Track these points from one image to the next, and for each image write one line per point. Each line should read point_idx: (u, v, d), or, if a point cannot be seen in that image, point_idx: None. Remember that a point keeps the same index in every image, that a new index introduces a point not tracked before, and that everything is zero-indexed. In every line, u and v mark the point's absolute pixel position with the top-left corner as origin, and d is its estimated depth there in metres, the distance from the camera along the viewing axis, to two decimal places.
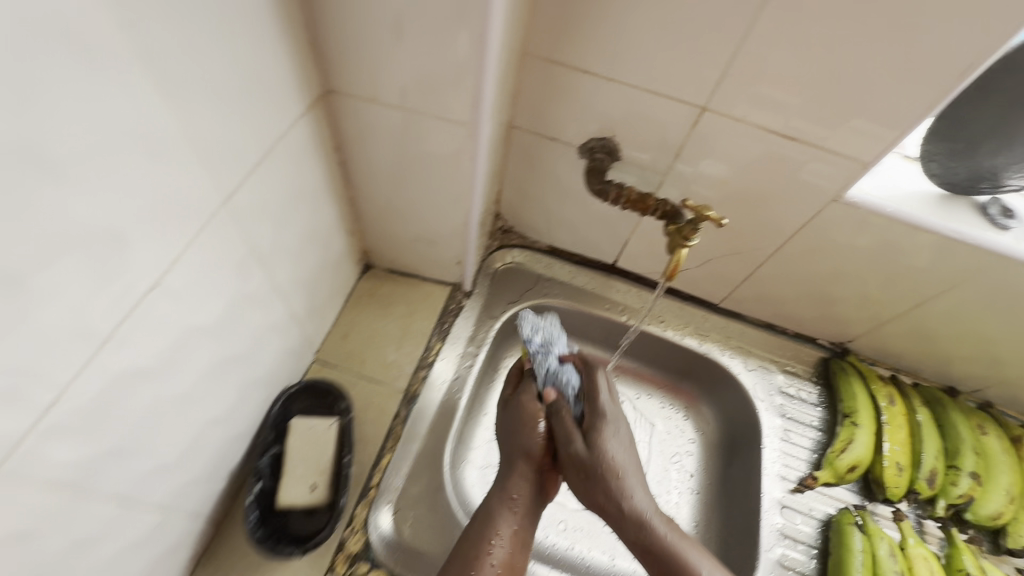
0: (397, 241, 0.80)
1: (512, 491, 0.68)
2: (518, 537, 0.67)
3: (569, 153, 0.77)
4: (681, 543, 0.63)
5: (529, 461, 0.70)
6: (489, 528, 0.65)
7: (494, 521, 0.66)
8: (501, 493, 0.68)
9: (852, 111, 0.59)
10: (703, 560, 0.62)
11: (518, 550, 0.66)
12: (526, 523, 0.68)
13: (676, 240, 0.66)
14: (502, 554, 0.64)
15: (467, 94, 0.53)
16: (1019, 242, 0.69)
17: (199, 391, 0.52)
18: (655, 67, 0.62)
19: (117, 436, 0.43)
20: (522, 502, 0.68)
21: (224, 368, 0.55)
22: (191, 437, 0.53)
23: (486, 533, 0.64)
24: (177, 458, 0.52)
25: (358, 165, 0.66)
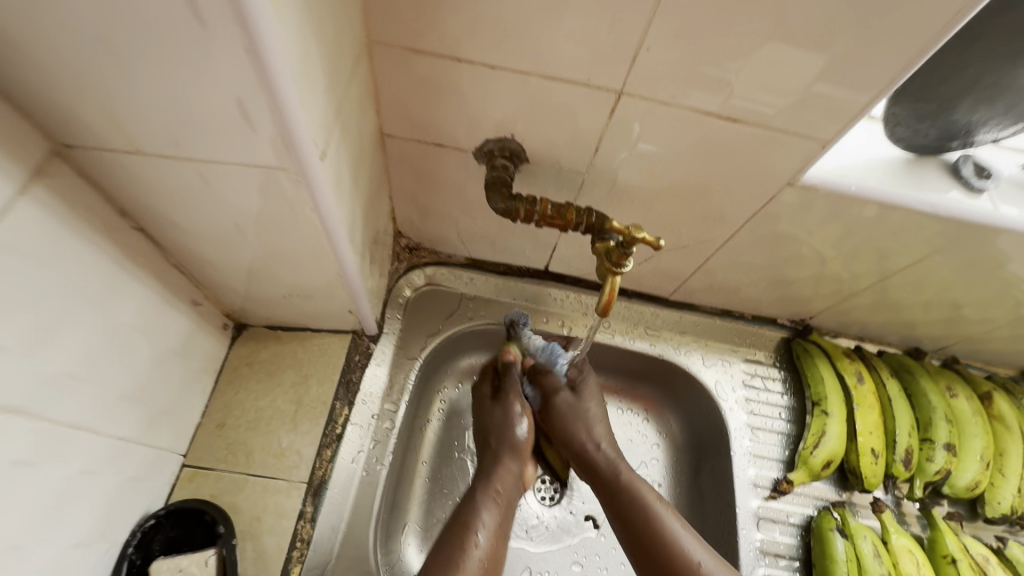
0: (266, 298, 0.62)
1: (498, 483, 0.66)
2: (502, 525, 0.63)
3: (464, 159, 0.61)
4: (662, 510, 0.63)
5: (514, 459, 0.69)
6: (476, 513, 0.62)
7: (480, 507, 0.62)
8: (488, 482, 0.66)
9: (805, 81, 0.46)
10: (684, 532, 0.61)
11: (499, 538, 0.61)
12: (507, 516, 0.64)
13: (604, 268, 0.53)
14: (487, 543, 0.59)
15: (273, 137, 0.36)
16: (995, 204, 0.59)
17: (94, 466, 0.47)
18: (551, 47, 0.46)
19: (66, 506, 0.45)
20: (507, 494, 0.66)
21: (100, 460, 0.48)
22: (99, 511, 0.49)
23: (473, 518, 0.61)
24: (97, 524, 0.49)
25: (169, 228, 0.48)
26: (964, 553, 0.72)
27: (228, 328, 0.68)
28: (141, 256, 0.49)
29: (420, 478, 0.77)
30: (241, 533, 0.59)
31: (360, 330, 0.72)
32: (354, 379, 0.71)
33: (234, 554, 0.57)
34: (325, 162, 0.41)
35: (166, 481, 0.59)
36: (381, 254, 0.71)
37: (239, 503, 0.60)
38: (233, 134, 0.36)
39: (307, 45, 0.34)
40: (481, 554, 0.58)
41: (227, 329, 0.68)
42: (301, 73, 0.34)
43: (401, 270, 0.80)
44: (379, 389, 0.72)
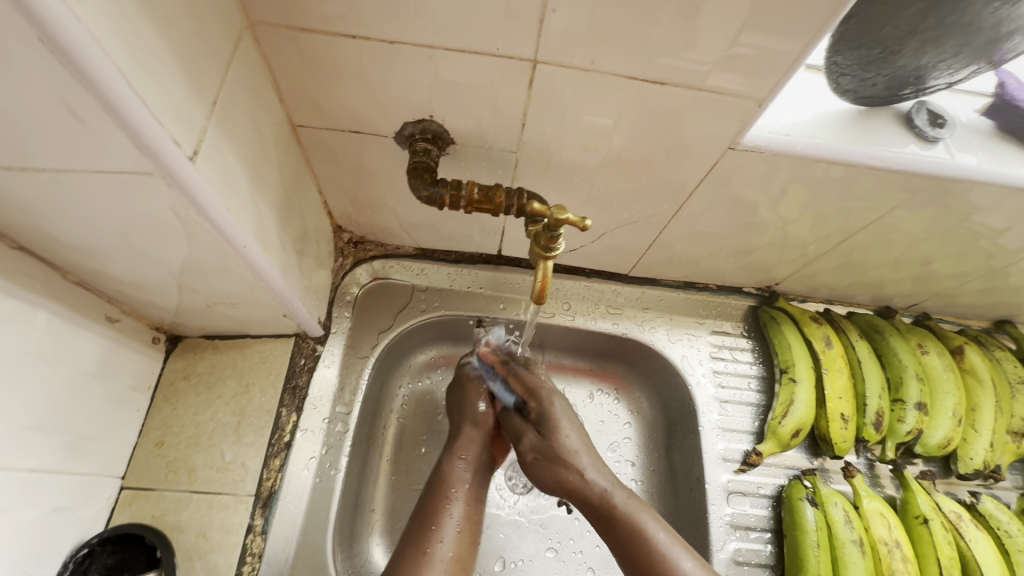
0: (191, 309, 0.59)
1: (462, 451, 0.63)
2: (477, 491, 0.61)
3: (388, 146, 0.57)
4: (629, 504, 0.55)
5: (474, 428, 0.65)
6: (446, 479, 0.60)
7: (449, 473, 0.61)
8: (451, 453, 0.63)
9: (727, 37, 0.43)
10: (673, 548, 0.52)
11: (476, 502, 0.60)
12: (481, 481, 0.62)
13: (535, 252, 0.51)
14: (462, 509, 0.58)
15: (121, 142, 0.32)
16: (951, 154, 0.56)
17: (30, 427, 0.48)
18: (451, 16, 0.43)
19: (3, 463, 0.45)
20: (475, 460, 0.63)
21: (38, 422, 0.49)
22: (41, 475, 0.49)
23: (445, 485, 0.59)
24: (40, 490, 0.49)
25: (58, 244, 0.45)
26: (935, 512, 0.71)
27: (160, 341, 0.65)
28: (27, 277, 0.46)
29: (384, 477, 0.74)
30: (185, 553, 0.56)
31: (304, 333, 0.69)
32: (301, 384, 0.68)
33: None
34: (199, 165, 0.38)
35: (104, 505, 0.57)
36: (317, 252, 0.68)
37: (182, 522, 0.58)
38: (75, 140, 0.32)
39: (136, 34, 0.31)
40: (456, 519, 0.57)
41: (158, 342, 0.64)
42: (134, 67, 0.31)
43: (346, 265, 0.76)
44: (329, 392, 0.68)
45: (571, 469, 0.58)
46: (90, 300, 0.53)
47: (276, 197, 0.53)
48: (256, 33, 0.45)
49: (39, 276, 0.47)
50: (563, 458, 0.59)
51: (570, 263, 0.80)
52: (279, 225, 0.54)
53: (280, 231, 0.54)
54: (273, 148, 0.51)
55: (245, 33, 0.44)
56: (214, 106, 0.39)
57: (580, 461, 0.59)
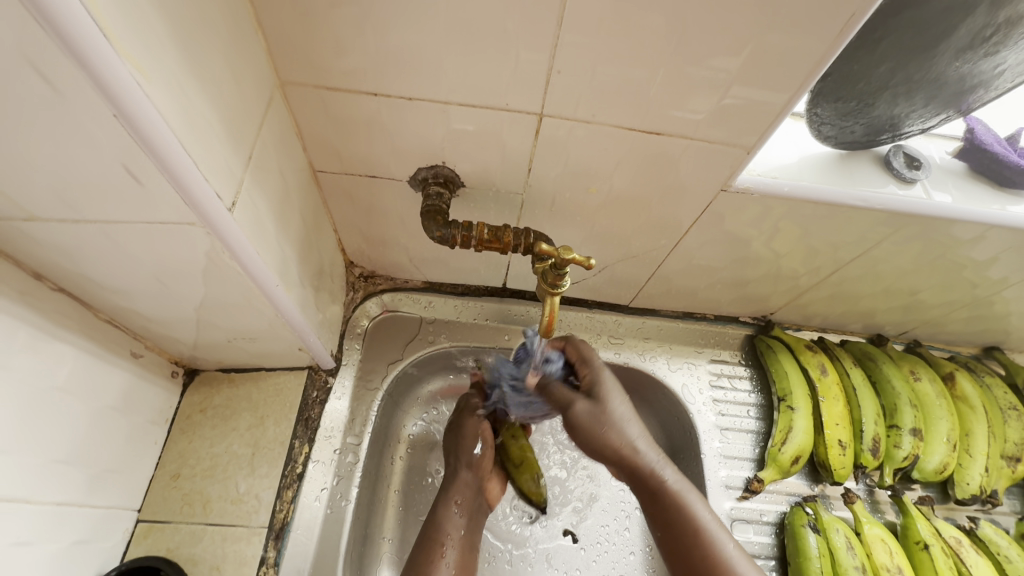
0: (210, 344, 0.61)
1: (457, 496, 0.67)
2: (468, 535, 0.66)
3: (402, 188, 0.61)
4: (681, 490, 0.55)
5: (469, 471, 0.68)
6: (441, 527, 0.64)
7: (444, 521, 0.65)
8: (446, 497, 0.67)
9: (716, 94, 0.47)
10: (720, 531, 0.53)
11: (466, 548, 0.65)
12: (472, 523, 0.68)
13: (542, 288, 0.54)
14: (454, 556, 0.63)
15: (170, 197, 0.36)
16: (928, 193, 0.60)
17: (49, 467, 0.49)
18: (465, 76, 0.47)
19: (23, 503, 0.46)
20: (467, 504, 0.67)
21: (58, 462, 0.50)
22: (55, 517, 0.50)
23: (440, 534, 0.64)
24: (53, 531, 0.50)
25: (96, 285, 0.48)
26: (935, 537, 0.72)
27: (178, 375, 0.67)
28: (62, 317, 0.49)
29: (393, 509, 0.75)
30: None
31: (317, 365, 0.71)
32: (313, 416, 0.69)
33: None
34: (235, 214, 0.41)
35: (120, 538, 0.58)
36: (331, 287, 0.70)
37: (197, 555, 0.59)
38: (128, 196, 0.35)
39: (191, 102, 0.34)
40: (450, 566, 0.62)
41: (176, 376, 0.67)
42: (188, 132, 0.34)
43: (356, 299, 0.79)
44: (340, 423, 0.70)
45: (625, 436, 0.55)
46: (117, 336, 0.56)
47: (297, 238, 0.56)
48: (285, 91, 0.49)
49: (74, 315, 0.50)
50: (612, 422, 0.56)
51: (573, 294, 0.83)
52: (299, 264, 0.57)
53: (300, 269, 0.58)
54: (296, 193, 0.55)
55: (276, 92, 0.48)
56: (249, 160, 0.43)
57: (631, 431, 0.56)
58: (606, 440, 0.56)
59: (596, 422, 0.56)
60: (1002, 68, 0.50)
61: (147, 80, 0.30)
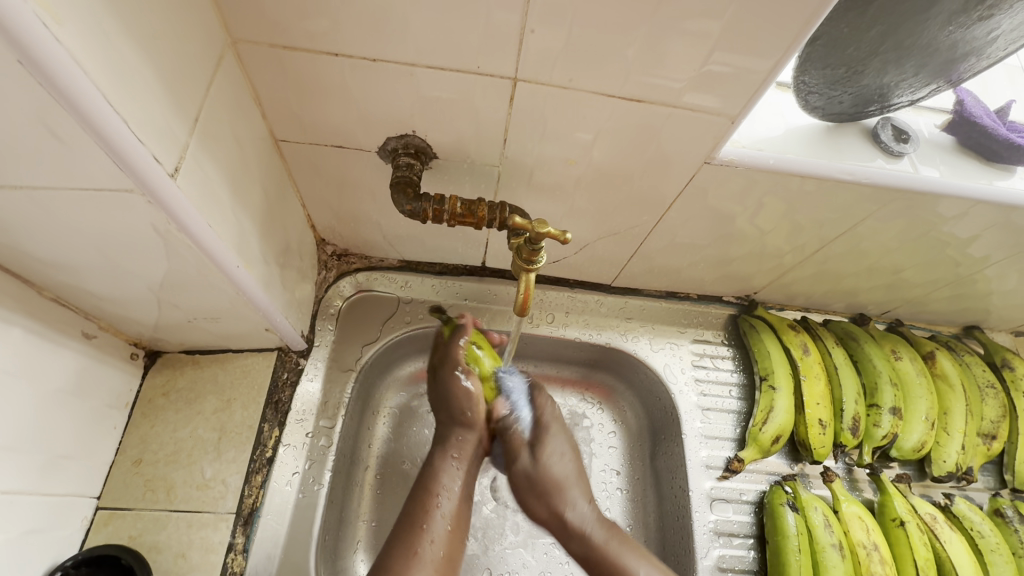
0: (171, 324, 0.58)
1: (455, 449, 0.63)
2: (467, 484, 0.62)
3: (370, 160, 0.57)
4: (608, 543, 0.59)
5: (465, 428, 0.63)
6: (437, 478, 0.60)
7: (441, 471, 0.60)
8: (444, 448, 0.63)
9: (698, 60, 0.45)
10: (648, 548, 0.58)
11: (466, 498, 0.61)
12: (472, 475, 0.63)
13: (518, 265, 0.52)
14: (452, 506, 0.58)
15: (99, 159, 0.32)
16: (915, 167, 0.58)
17: None
18: (433, 36, 0.44)
19: None
20: (467, 456, 0.62)
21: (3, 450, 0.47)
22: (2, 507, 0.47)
23: (435, 483, 0.59)
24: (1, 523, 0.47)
25: (35, 260, 0.44)
26: (911, 514, 0.73)
27: (138, 357, 0.64)
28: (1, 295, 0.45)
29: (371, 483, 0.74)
30: (164, 573, 0.55)
31: (287, 346, 0.68)
32: (283, 399, 0.67)
33: None
34: (179, 181, 0.38)
35: (79, 526, 0.56)
36: (300, 265, 0.68)
37: (161, 542, 0.57)
38: (51, 156, 0.32)
39: (120, 53, 0.31)
40: (446, 516, 0.57)
41: (136, 358, 0.63)
42: (113, 84, 0.31)
43: (329, 278, 0.76)
44: (312, 406, 0.68)
45: (561, 499, 0.62)
46: (66, 316, 0.52)
47: (258, 212, 0.52)
48: (239, 50, 0.45)
49: (15, 294, 0.47)
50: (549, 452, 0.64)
51: (553, 274, 0.81)
52: (262, 239, 0.54)
53: (263, 246, 0.54)
54: (255, 163, 0.51)
55: (227, 50, 0.44)
56: (195, 124, 0.39)
57: (573, 495, 0.62)
58: (542, 501, 0.63)
59: (536, 469, 0.64)
60: (995, 34, 0.49)
61: (57, 22, 0.26)
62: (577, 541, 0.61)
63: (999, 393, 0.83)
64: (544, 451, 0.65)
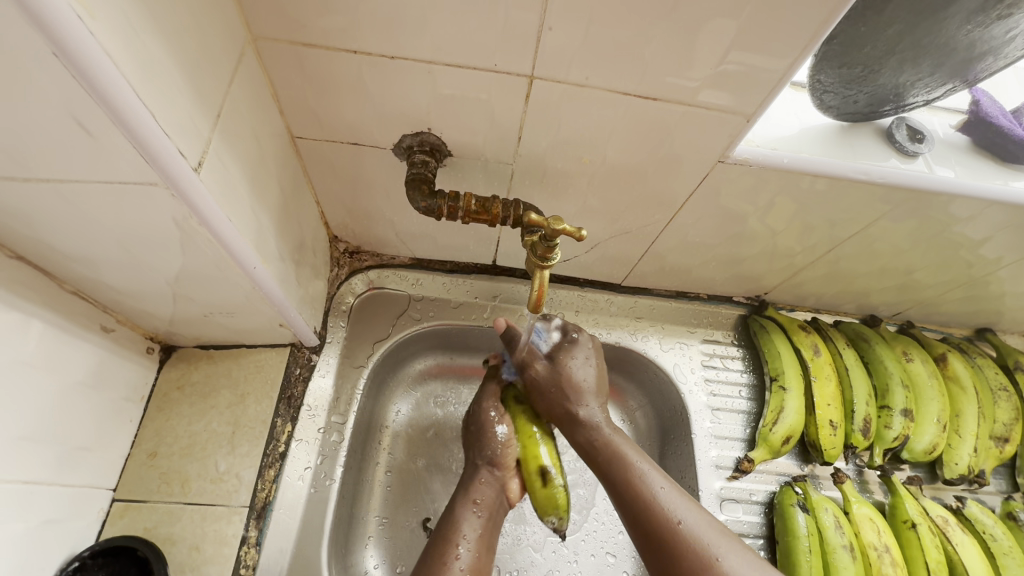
0: (187, 318, 0.59)
1: (476, 495, 0.61)
2: (487, 538, 0.58)
3: (385, 157, 0.58)
4: (615, 436, 0.59)
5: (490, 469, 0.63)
6: (457, 525, 0.57)
7: (460, 520, 0.58)
8: (466, 494, 0.61)
9: (714, 59, 0.45)
10: (681, 504, 0.53)
11: (487, 551, 0.57)
12: (493, 527, 0.60)
13: (532, 262, 0.52)
14: (470, 558, 0.55)
15: (128, 153, 0.33)
16: (930, 167, 0.58)
17: (10, 446, 0.46)
18: (450, 35, 0.44)
19: None
20: (487, 504, 0.61)
21: (22, 441, 0.47)
22: (20, 498, 0.47)
23: (454, 532, 0.57)
24: (19, 513, 0.47)
25: (58, 254, 0.45)
26: (923, 517, 0.72)
27: (154, 352, 0.64)
28: (23, 287, 0.46)
29: (382, 505, 0.72)
30: (178, 565, 0.56)
31: (300, 342, 0.69)
32: (296, 394, 0.67)
33: None
34: (202, 175, 0.38)
35: (96, 518, 0.57)
36: (314, 261, 0.68)
37: (175, 534, 0.57)
38: (81, 150, 0.33)
39: (150, 50, 0.32)
40: (464, 568, 0.54)
41: (152, 352, 0.64)
42: (143, 78, 0.31)
43: (341, 275, 0.76)
44: (323, 401, 0.68)
45: (576, 400, 0.62)
46: (86, 309, 0.53)
47: (275, 207, 0.53)
48: (259, 47, 0.46)
49: (36, 287, 0.47)
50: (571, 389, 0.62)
51: (564, 272, 0.81)
52: (278, 235, 0.55)
53: (278, 242, 0.55)
54: (273, 159, 0.52)
55: (247, 47, 0.44)
56: (218, 120, 0.40)
57: (587, 399, 0.62)
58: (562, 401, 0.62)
59: (556, 372, 0.63)
60: (1013, 34, 0.48)
61: (91, 17, 0.27)
62: (584, 435, 0.60)
63: (1012, 396, 0.83)
64: (564, 358, 0.64)
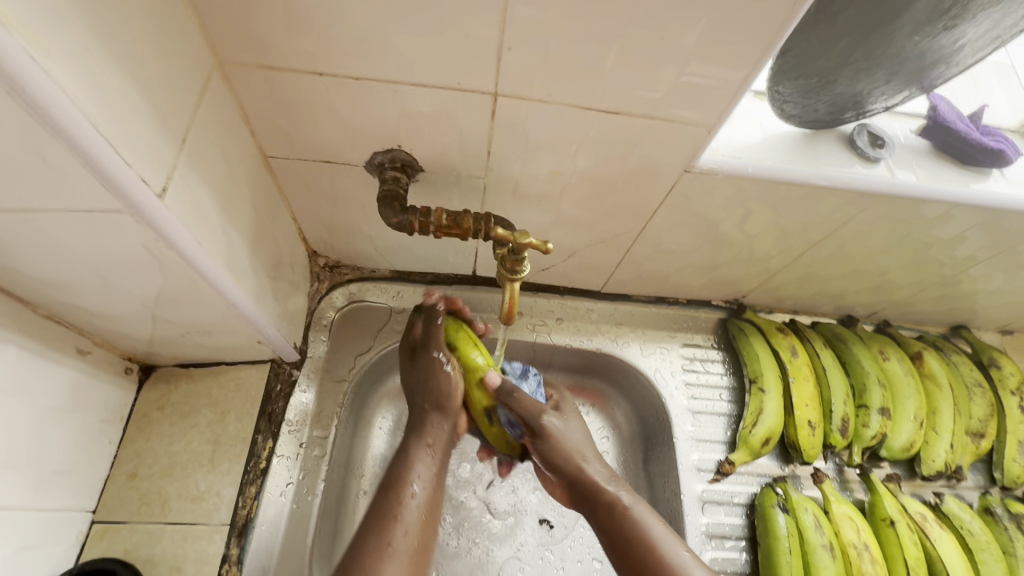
0: (164, 339, 0.59)
1: (430, 436, 0.60)
2: (440, 477, 0.58)
3: (358, 173, 0.59)
4: (608, 484, 0.59)
5: (442, 413, 0.61)
6: (409, 467, 0.57)
7: (414, 461, 0.57)
8: (419, 435, 0.60)
9: (672, 73, 0.46)
10: (664, 531, 0.54)
11: (438, 487, 0.57)
12: (445, 467, 0.60)
13: (502, 274, 0.53)
14: (425, 495, 0.55)
15: (87, 181, 0.33)
16: (892, 172, 0.60)
17: None
18: (414, 56, 0.45)
19: None
20: (441, 446, 0.60)
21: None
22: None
23: (407, 472, 0.56)
24: None
25: (30, 280, 0.45)
26: (901, 514, 0.73)
27: (133, 372, 0.65)
28: None
29: (365, 497, 0.73)
30: None
31: (280, 358, 0.69)
32: (277, 410, 0.67)
33: None
34: (166, 201, 0.39)
35: (74, 541, 0.57)
36: (292, 277, 0.69)
37: (155, 555, 0.57)
38: (42, 182, 0.33)
39: (107, 80, 0.32)
40: (419, 506, 0.54)
41: (131, 373, 0.64)
42: (100, 108, 0.32)
43: (322, 290, 0.77)
44: (306, 417, 0.68)
45: (571, 444, 0.62)
46: (60, 333, 0.53)
47: (247, 227, 0.53)
48: (226, 71, 0.46)
49: (9, 312, 0.48)
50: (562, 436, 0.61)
51: (543, 281, 0.82)
52: (252, 253, 0.55)
53: (252, 260, 0.55)
54: (244, 178, 0.52)
55: (214, 71, 0.45)
56: (182, 144, 0.41)
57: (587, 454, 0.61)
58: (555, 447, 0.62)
59: (546, 420, 0.63)
60: (961, 43, 0.50)
61: (43, 54, 0.28)
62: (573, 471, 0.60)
63: (987, 392, 0.84)
64: (563, 407, 0.66)
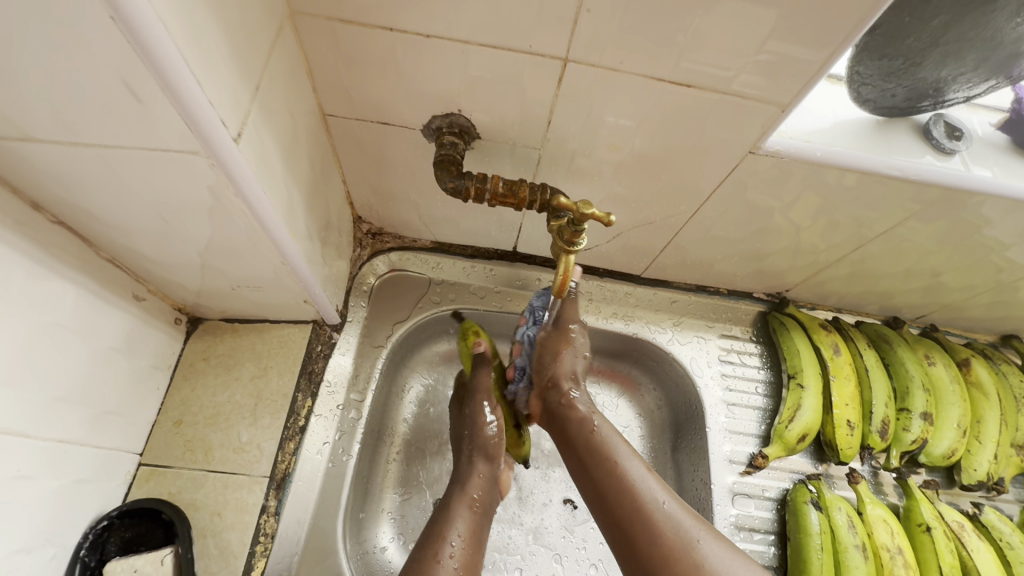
0: (214, 291, 0.60)
1: (473, 487, 0.61)
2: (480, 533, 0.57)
3: (412, 138, 0.58)
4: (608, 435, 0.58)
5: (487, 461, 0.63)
6: (452, 520, 0.56)
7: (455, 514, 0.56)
8: (463, 487, 0.60)
9: (752, 46, 0.44)
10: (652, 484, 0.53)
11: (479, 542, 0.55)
12: (485, 520, 0.59)
13: (558, 246, 0.52)
14: (465, 554, 0.52)
15: (172, 118, 0.34)
16: (967, 166, 0.57)
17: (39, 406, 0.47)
18: (486, 14, 0.44)
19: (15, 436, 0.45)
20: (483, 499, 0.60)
21: (52, 399, 0.48)
22: (49, 454, 0.49)
23: (447, 524, 0.55)
24: (47, 470, 0.48)
25: (96, 220, 0.46)
26: (938, 521, 0.72)
27: (181, 323, 0.66)
28: (64, 251, 0.47)
29: (396, 462, 0.75)
30: (200, 530, 0.58)
31: (322, 320, 0.70)
32: (316, 369, 0.68)
33: (192, 552, 0.57)
34: (241, 146, 0.39)
35: (123, 480, 0.58)
36: (338, 241, 0.69)
37: (197, 501, 0.59)
38: (128, 115, 0.34)
39: (198, 18, 0.32)
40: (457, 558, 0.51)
41: (179, 323, 0.66)
42: (192, 44, 0.32)
43: (363, 256, 0.77)
44: (343, 379, 0.69)
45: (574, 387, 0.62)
46: (119, 277, 0.54)
47: (304, 184, 0.54)
48: (296, 22, 0.46)
49: (74, 251, 0.49)
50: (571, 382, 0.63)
51: (584, 261, 0.81)
52: (307, 212, 0.56)
53: (307, 219, 0.56)
54: (304, 135, 0.52)
55: (285, 21, 0.45)
56: (256, 92, 0.41)
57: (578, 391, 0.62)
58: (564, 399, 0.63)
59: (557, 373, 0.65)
60: None
61: None
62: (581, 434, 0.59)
63: None
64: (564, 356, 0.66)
